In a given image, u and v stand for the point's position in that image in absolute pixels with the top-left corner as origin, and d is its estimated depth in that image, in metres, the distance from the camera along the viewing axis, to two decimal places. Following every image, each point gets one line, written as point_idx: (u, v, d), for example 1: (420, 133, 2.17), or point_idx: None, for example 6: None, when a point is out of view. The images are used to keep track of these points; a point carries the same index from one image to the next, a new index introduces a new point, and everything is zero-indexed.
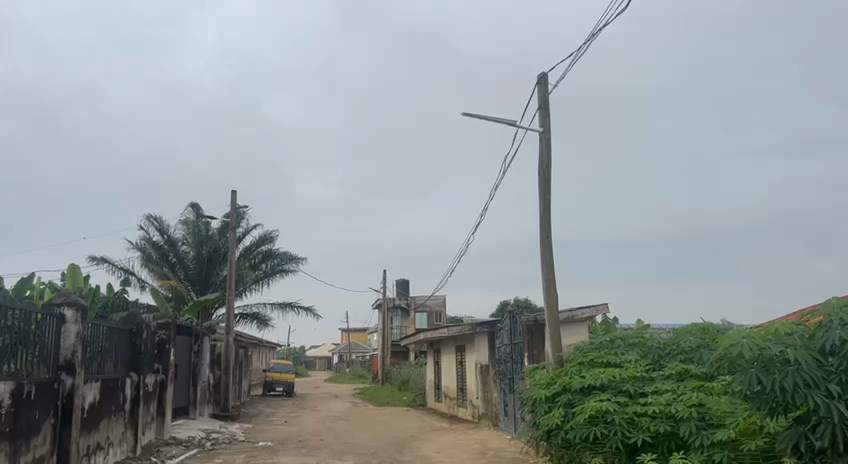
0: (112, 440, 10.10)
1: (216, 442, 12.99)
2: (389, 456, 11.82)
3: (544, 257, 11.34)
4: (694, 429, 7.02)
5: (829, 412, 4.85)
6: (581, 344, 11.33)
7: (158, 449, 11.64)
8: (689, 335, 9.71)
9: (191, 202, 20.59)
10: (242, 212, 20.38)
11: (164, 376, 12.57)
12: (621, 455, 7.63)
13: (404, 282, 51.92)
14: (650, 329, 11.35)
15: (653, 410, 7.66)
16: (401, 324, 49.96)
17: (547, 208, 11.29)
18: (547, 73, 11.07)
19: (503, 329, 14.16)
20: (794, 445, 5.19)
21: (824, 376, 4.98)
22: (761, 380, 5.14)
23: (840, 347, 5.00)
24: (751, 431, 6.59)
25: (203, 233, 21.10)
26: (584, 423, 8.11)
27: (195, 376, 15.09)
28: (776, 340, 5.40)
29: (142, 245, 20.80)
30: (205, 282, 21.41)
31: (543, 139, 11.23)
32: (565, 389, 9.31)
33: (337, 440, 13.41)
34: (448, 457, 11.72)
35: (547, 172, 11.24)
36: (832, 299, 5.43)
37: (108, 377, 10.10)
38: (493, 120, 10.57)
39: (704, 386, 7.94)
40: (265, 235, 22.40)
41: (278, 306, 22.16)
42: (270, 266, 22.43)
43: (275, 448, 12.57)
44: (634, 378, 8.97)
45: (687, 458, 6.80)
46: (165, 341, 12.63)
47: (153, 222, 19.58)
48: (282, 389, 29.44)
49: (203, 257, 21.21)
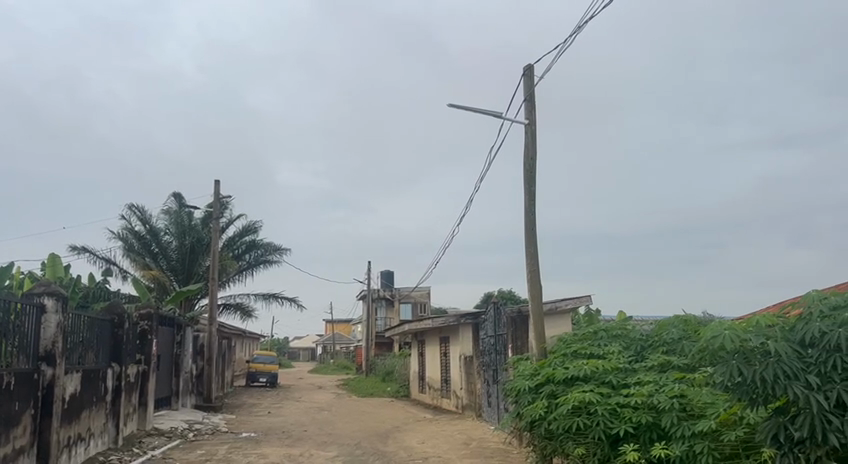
0: (93, 432, 10.02)
1: (198, 432, 12.96)
2: (373, 447, 11.84)
3: (529, 249, 11.35)
4: (675, 419, 7.07)
5: (809, 404, 4.87)
6: (565, 336, 11.35)
7: (139, 440, 11.57)
8: (672, 327, 9.78)
9: (174, 191, 20.45)
10: (226, 202, 20.19)
11: (145, 366, 12.47)
12: (603, 445, 7.70)
13: (388, 273, 51.98)
14: (632, 320, 11.42)
15: (634, 401, 7.72)
16: (385, 315, 49.96)
17: (532, 200, 11.31)
18: (533, 65, 11.08)
19: (488, 320, 14.21)
20: (773, 436, 5.21)
21: (803, 368, 5.02)
22: (742, 372, 5.19)
23: (819, 338, 5.03)
24: (732, 422, 6.65)
25: (186, 223, 20.97)
26: (567, 414, 8.16)
27: (177, 366, 15.00)
28: (757, 331, 5.45)
29: (124, 235, 20.61)
30: (187, 272, 21.24)
31: (529, 131, 11.24)
32: (549, 380, 9.36)
33: (321, 431, 13.40)
34: (432, 447, 11.75)
35: (532, 165, 11.24)
36: (812, 292, 5.50)
37: (90, 368, 10.00)
38: (478, 111, 10.56)
39: (686, 377, 7.99)
40: (248, 225, 22.23)
41: (261, 297, 22.05)
42: (253, 257, 22.37)
43: (258, 438, 12.55)
44: (617, 369, 9.02)
45: (668, 449, 6.87)
46: (148, 331, 12.55)
47: (135, 212, 19.37)
48: (265, 380, 29.37)
49: (186, 248, 20.99)
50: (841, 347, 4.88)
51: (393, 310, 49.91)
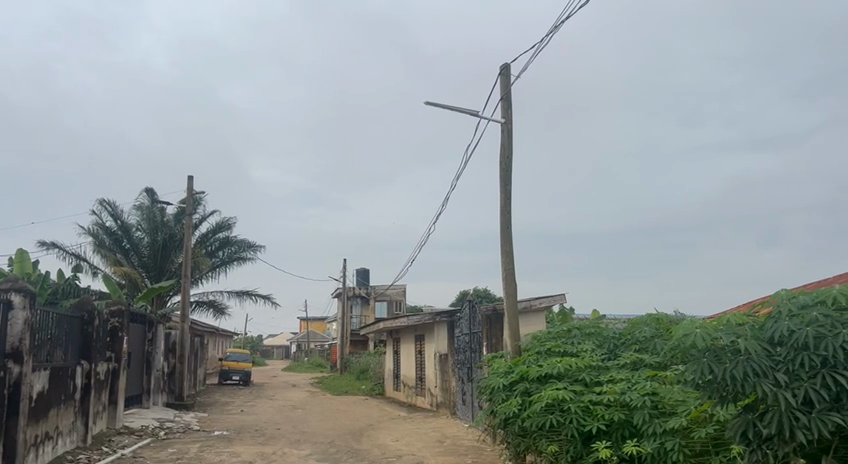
0: (61, 430, 9.84)
1: (169, 431, 12.78)
2: (346, 445, 11.79)
3: (504, 248, 11.38)
4: (647, 417, 7.13)
5: (777, 401, 4.93)
6: (538, 334, 11.41)
7: (109, 439, 11.39)
8: (644, 326, 9.89)
9: (146, 186, 20.19)
10: (199, 198, 19.95)
11: (116, 364, 12.29)
12: (576, 442, 7.75)
13: (365, 271, 51.85)
14: (605, 318, 11.51)
15: (607, 399, 7.76)
16: (361, 313, 49.83)
17: (508, 198, 11.34)
18: (510, 64, 11.12)
19: (463, 318, 14.23)
20: (742, 433, 5.28)
21: (772, 365, 5.08)
22: (713, 370, 5.26)
23: (788, 337, 5.09)
24: (702, 419, 6.72)
25: (158, 219, 20.70)
26: (541, 412, 8.19)
27: (148, 364, 14.81)
28: (728, 330, 5.51)
29: (94, 230, 20.28)
30: (159, 269, 21.02)
31: (505, 130, 11.27)
32: (522, 378, 9.39)
33: (294, 429, 13.30)
34: (406, 444, 11.74)
35: (508, 164, 11.28)
36: (781, 291, 5.59)
37: (58, 366, 9.82)
38: (455, 109, 10.56)
39: (657, 375, 8.09)
40: (222, 222, 22.02)
41: (235, 294, 21.86)
42: (227, 254, 22.18)
43: (231, 437, 12.42)
44: (590, 367, 9.08)
45: (640, 445, 6.94)
46: (119, 328, 12.37)
47: (107, 207, 19.07)
48: (238, 378, 29.12)
49: (158, 244, 20.77)
50: (808, 345, 4.93)
51: (368, 308, 49.86)
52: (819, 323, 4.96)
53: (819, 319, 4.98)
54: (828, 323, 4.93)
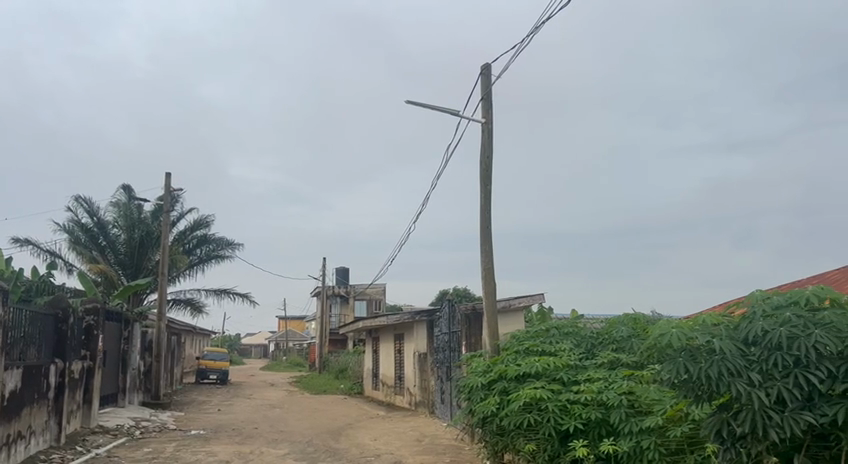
0: (34, 430, 9.70)
1: (144, 430, 12.67)
2: (324, 444, 11.77)
3: (484, 247, 11.42)
4: (623, 416, 7.20)
5: (751, 400, 5.00)
6: (517, 333, 11.46)
7: (83, 438, 11.27)
8: (622, 326, 10.00)
9: (123, 183, 19.99)
10: (177, 195, 19.76)
11: (91, 363, 12.15)
12: (553, 441, 7.80)
13: (344, 270, 51.72)
14: (583, 318, 11.61)
15: (584, 398, 7.81)
16: (340, 312, 49.72)
17: (488, 198, 11.39)
18: (490, 64, 11.16)
19: (442, 317, 14.26)
20: (716, 431, 5.37)
21: (746, 365, 5.14)
22: (688, 369, 5.32)
23: (762, 337, 5.14)
24: (678, 418, 6.80)
25: (135, 216, 20.49)
26: (519, 411, 8.22)
27: (124, 363, 14.66)
28: (703, 330, 5.55)
29: (69, 227, 20.04)
30: (136, 267, 20.80)
31: (485, 130, 11.31)
32: (501, 377, 9.42)
33: (272, 429, 13.24)
34: (385, 444, 11.73)
35: (488, 164, 11.33)
36: (755, 291, 5.66)
37: (31, 364, 9.68)
38: (434, 108, 10.58)
39: (634, 374, 8.17)
40: (200, 219, 21.84)
41: (212, 292, 21.71)
42: (205, 252, 22.03)
43: (208, 436, 12.33)
44: (567, 366, 9.13)
45: (616, 444, 7.01)
46: (94, 326, 12.21)
47: (82, 203, 18.84)
48: (215, 377, 28.91)
49: (135, 242, 20.56)
50: (782, 345, 5.00)
51: (348, 307, 49.74)
52: (792, 323, 5.03)
53: (793, 319, 5.05)
54: (801, 324, 5.00)
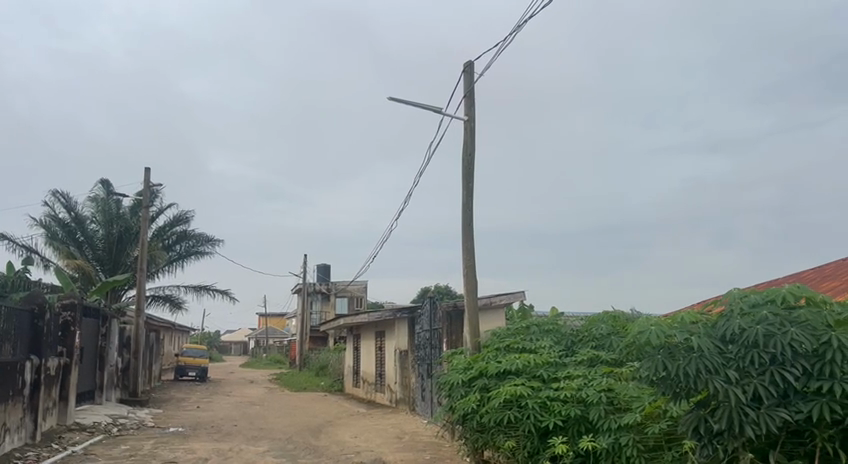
0: (8, 427, 9.56)
1: (122, 428, 12.57)
2: (304, 441, 11.74)
3: (466, 244, 11.45)
4: (602, 413, 7.25)
5: (727, 398, 5.06)
6: (497, 331, 11.48)
7: (59, 435, 11.14)
8: (601, 324, 10.12)
9: (101, 178, 19.78)
10: (156, 191, 19.59)
11: (67, 359, 12.01)
12: (533, 437, 7.84)
13: (326, 267, 51.59)
14: (563, 315, 11.68)
15: (563, 395, 7.84)
16: (321, 309, 49.69)
17: (470, 195, 11.41)
18: (472, 62, 11.18)
19: (423, 315, 14.28)
20: (694, 428, 5.43)
21: (723, 362, 5.19)
22: (667, 367, 5.36)
23: (739, 335, 5.19)
24: (656, 415, 6.84)
25: (113, 211, 20.30)
26: (499, 408, 8.23)
27: (101, 359, 14.52)
28: (681, 327, 5.59)
29: (46, 222, 19.81)
30: (114, 263, 20.59)
31: (467, 128, 11.33)
32: (481, 374, 9.44)
33: (251, 426, 13.18)
34: (365, 441, 11.71)
35: (470, 161, 11.35)
36: (733, 291, 5.71)
37: (7, 360, 9.55)
38: (417, 105, 10.58)
39: (613, 371, 8.21)
40: (180, 215, 21.66)
41: (192, 289, 21.54)
42: (184, 248, 21.86)
43: (187, 433, 12.25)
44: (547, 363, 9.18)
45: (595, 441, 7.05)
46: (71, 322, 12.09)
47: (60, 198, 18.61)
48: (194, 374, 28.72)
49: (113, 237, 20.34)
50: (758, 343, 5.06)
51: (328, 305, 49.66)
52: (769, 321, 5.08)
53: (769, 317, 5.12)
54: (777, 322, 5.05)
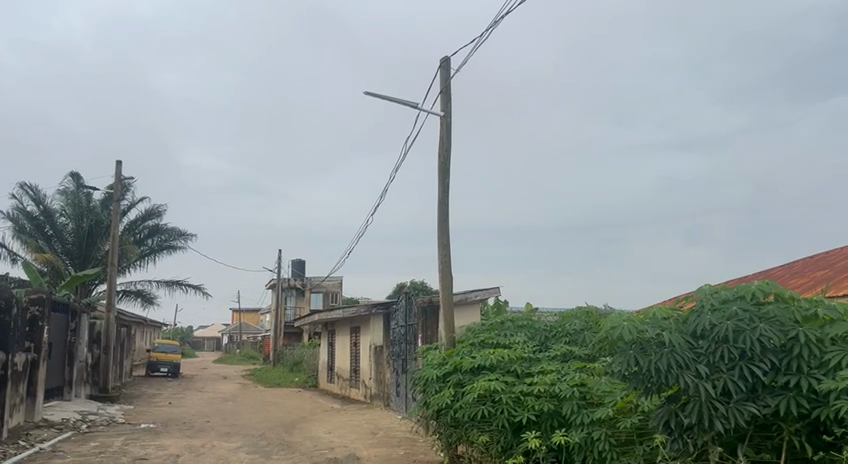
0: None
1: (92, 424, 12.40)
2: (277, 437, 11.68)
3: (441, 239, 11.46)
4: (575, 407, 7.31)
5: (697, 392, 5.12)
6: (473, 326, 11.50)
7: (27, 432, 10.95)
8: (574, 320, 10.22)
9: (71, 171, 19.46)
10: (128, 185, 19.33)
11: (35, 355, 11.80)
12: (507, 432, 7.88)
13: (301, 263, 51.33)
14: (537, 311, 11.75)
15: (537, 390, 7.86)
16: (296, 305, 49.49)
17: (446, 190, 11.42)
18: (449, 57, 11.19)
19: (399, 310, 14.28)
20: (665, 422, 5.49)
21: (694, 358, 5.25)
22: (638, 362, 5.38)
23: (710, 330, 5.24)
24: (628, 409, 6.89)
25: (83, 205, 20.00)
26: (473, 403, 8.26)
27: (71, 355, 14.30)
28: (653, 322, 5.62)
29: (14, 215, 19.45)
30: (84, 257, 20.29)
31: (443, 123, 11.34)
32: (456, 369, 9.45)
33: (224, 422, 13.08)
34: (338, 437, 11.68)
35: (447, 157, 11.36)
36: (703, 287, 5.74)
37: None
38: (393, 100, 10.57)
39: (586, 366, 8.30)
40: (152, 209, 21.40)
41: (164, 284, 21.30)
42: (155, 242, 21.62)
43: (159, 430, 12.13)
44: (521, 358, 9.24)
45: (568, 435, 7.11)
46: (39, 317, 11.88)
47: (28, 191, 18.27)
48: (166, 370, 28.41)
49: (83, 231, 20.03)
50: (729, 338, 5.11)
51: (303, 300, 49.47)
52: (738, 317, 5.15)
53: (739, 313, 5.18)
54: (747, 317, 5.12)
